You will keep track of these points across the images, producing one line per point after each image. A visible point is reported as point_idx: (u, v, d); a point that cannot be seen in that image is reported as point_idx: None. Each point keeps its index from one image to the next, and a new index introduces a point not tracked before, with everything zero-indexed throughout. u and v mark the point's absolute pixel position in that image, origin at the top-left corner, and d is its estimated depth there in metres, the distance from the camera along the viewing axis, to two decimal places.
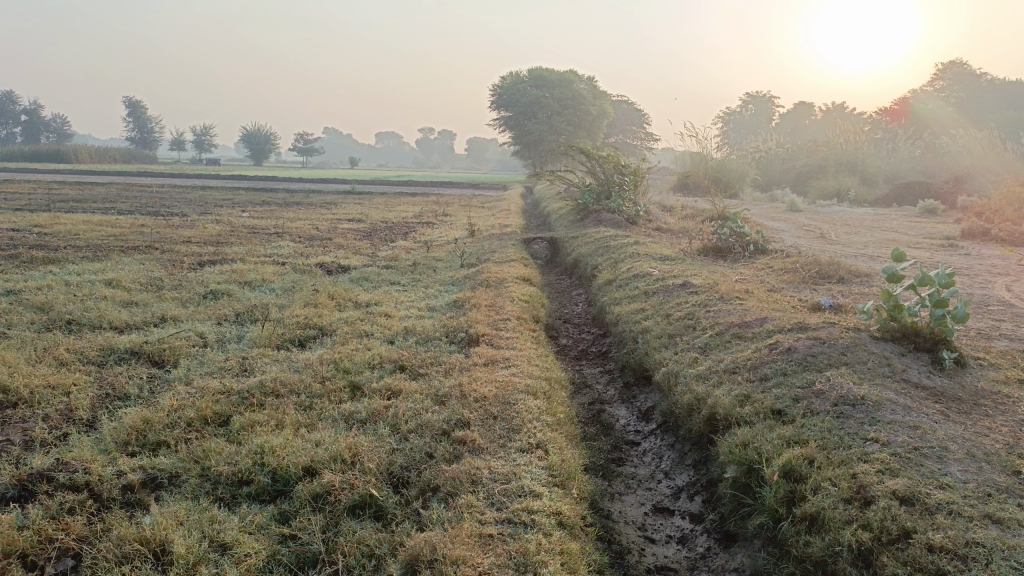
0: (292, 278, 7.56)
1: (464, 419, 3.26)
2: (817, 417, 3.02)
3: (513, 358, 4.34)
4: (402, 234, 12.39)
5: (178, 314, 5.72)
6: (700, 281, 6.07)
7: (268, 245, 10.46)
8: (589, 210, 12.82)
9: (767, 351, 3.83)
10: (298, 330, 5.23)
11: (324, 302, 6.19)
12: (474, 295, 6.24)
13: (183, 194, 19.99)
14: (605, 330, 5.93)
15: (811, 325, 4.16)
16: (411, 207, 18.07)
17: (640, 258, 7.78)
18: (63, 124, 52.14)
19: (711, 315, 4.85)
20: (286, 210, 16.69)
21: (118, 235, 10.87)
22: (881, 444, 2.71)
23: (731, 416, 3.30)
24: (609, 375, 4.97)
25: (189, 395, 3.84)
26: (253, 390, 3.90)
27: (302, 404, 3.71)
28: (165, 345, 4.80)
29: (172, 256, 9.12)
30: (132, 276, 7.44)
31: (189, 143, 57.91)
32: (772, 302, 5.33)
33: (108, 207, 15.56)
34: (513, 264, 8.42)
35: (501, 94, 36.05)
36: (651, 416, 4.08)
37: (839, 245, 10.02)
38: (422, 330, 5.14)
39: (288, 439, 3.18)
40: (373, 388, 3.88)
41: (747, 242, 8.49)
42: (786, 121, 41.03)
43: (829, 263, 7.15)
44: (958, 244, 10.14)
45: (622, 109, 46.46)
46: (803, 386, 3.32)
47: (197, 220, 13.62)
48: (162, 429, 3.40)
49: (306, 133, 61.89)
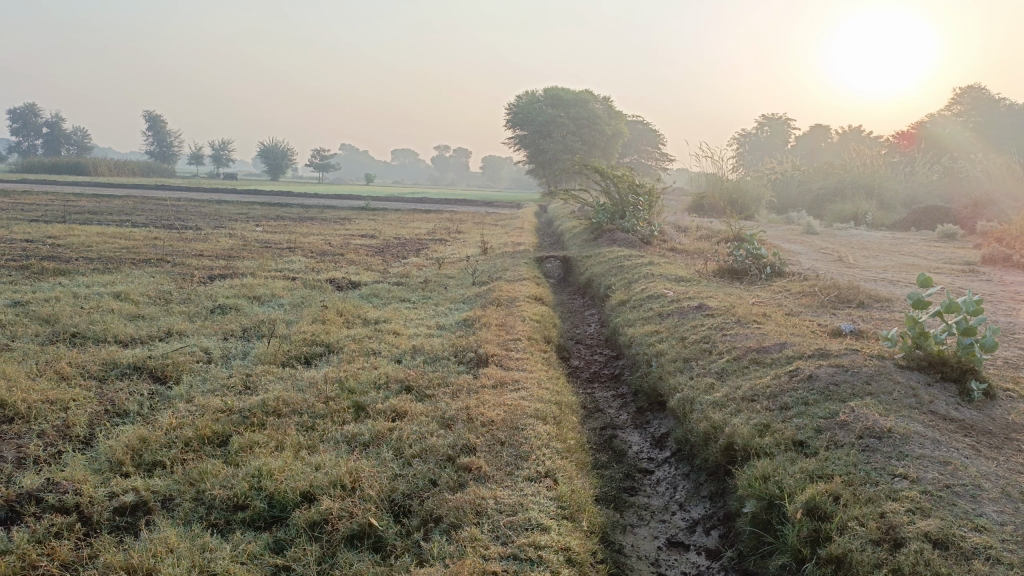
0: (301, 293, 7.48)
1: (471, 444, 3.13)
2: (841, 450, 2.86)
3: (522, 380, 4.22)
4: (414, 251, 12.33)
5: (184, 329, 5.63)
6: (716, 303, 5.94)
7: (280, 259, 10.42)
8: (603, 229, 12.72)
9: (786, 378, 3.68)
10: (304, 347, 5.13)
11: (333, 318, 6.09)
12: (485, 314, 6.13)
13: (198, 208, 20.05)
14: (618, 352, 5.79)
15: (833, 351, 4.01)
16: (424, 224, 18.06)
17: (655, 278, 7.65)
18: (84, 137, 52.80)
19: (727, 339, 4.71)
20: (299, 224, 16.69)
21: (130, 247, 10.86)
22: (911, 481, 2.56)
23: (750, 446, 3.15)
24: (621, 399, 4.83)
25: (189, 414, 3.73)
26: (254, 409, 3.79)
27: (305, 424, 3.60)
28: (168, 360, 4.71)
29: (183, 269, 9.08)
30: (141, 289, 7.38)
31: (207, 157, 58.45)
32: (791, 326, 5.19)
33: (124, 219, 15.63)
34: (525, 283, 8.31)
35: (516, 113, 36.14)
36: (665, 443, 3.94)
37: (857, 269, 9.85)
38: (431, 349, 5.02)
39: (287, 462, 3.07)
40: (377, 410, 3.76)
41: (763, 264, 8.35)
42: (802, 143, 40.89)
43: (847, 287, 7.00)
44: (979, 270, 9.94)
45: (637, 129, 46.48)
46: (826, 416, 3.17)
47: (210, 233, 13.62)
48: (158, 448, 3.29)
49: (323, 149, 62.31)
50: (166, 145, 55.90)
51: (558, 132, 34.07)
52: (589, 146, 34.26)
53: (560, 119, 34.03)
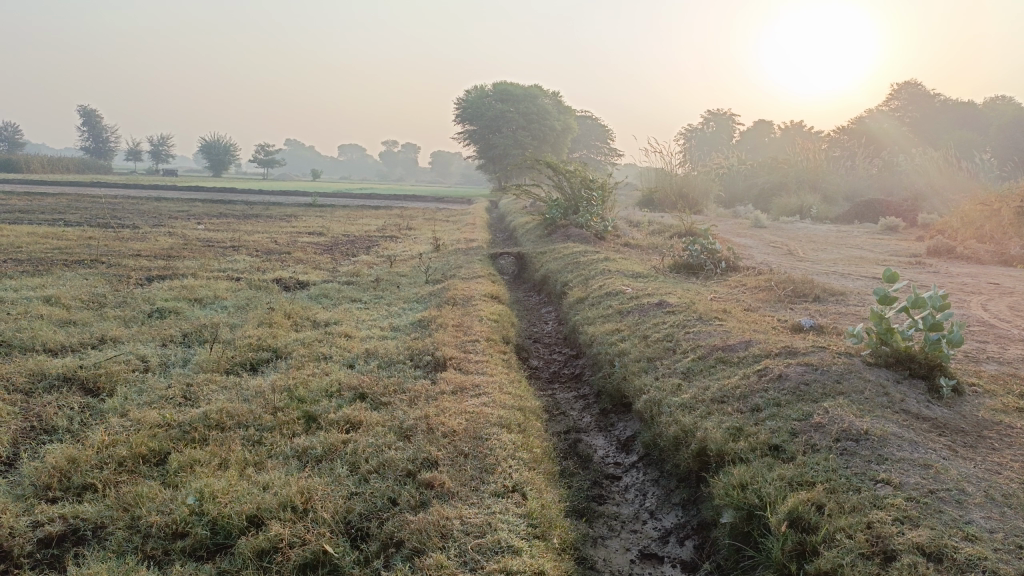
0: (246, 295, 7.17)
1: (432, 458, 2.93)
2: (819, 454, 2.76)
3: (483, 385, 4.03)
4: (364, 249, 12.02)
5: (119, 335, 5.30)
6: (676, 300, 5.84)
7: (223, 259, 10.03)
8: (557, 225, 12.60)
9: (755, 378, 3.57)
10: (250, 353, 4.86)
11: (280, 320, 5.82)
12: (440, 314, 5.92)
13: (136, 206, 19.30)
14: (578, 351, 5.65)
15: (800, 349, 3.92)
16: (373, 221, 17.73)
17: (612, 274, 7.54)
18: (16, 133, 50.69)
19: (691, 338, 4.60)
20: (243, 223, 16.18)
21: (63, 248, 10.32)
22: (894, 488, 2.46)
23: (724, 451, 3.02)
24: (584, 401, 4.68)
25: (124, 430, 3.45)
26: (195, 423, 3.52)
27: (251, 438, 3.35)
28: (101, 370, 4.39)
29: (119, 270, 8.64)
30: (73, 292, 6.98)
31: (147, 153, 56.66)
32: (752, 322, 5.11)
33: (57, 218, 14.91)
34: (480, 281, 8.12)
35: (465, 108, 35.88)
36: (632, 447, 3.80)
37: (808, 262, 9.92)
38: (385, 353, 4.80)
39: (231, 482, 2.83)
40: (330, 420, 3.54)
41: (718, 259, 8.32)
42: (747, 138, 41.55)
43: (803, 281, 6.98)
44: (925, 262, 10.10)
45: (586, 125, 46.60)
46: (800, 419, 3.06)
47: (149, 232, 13.07)
48: (88, 469, 3.01)
49: (267, 146, 60.97)
50: (102, 141, 53.94)
51: (507, 127, 33.94)
52: (539, 142, 34.19)
53: (509, 115, 33.91)
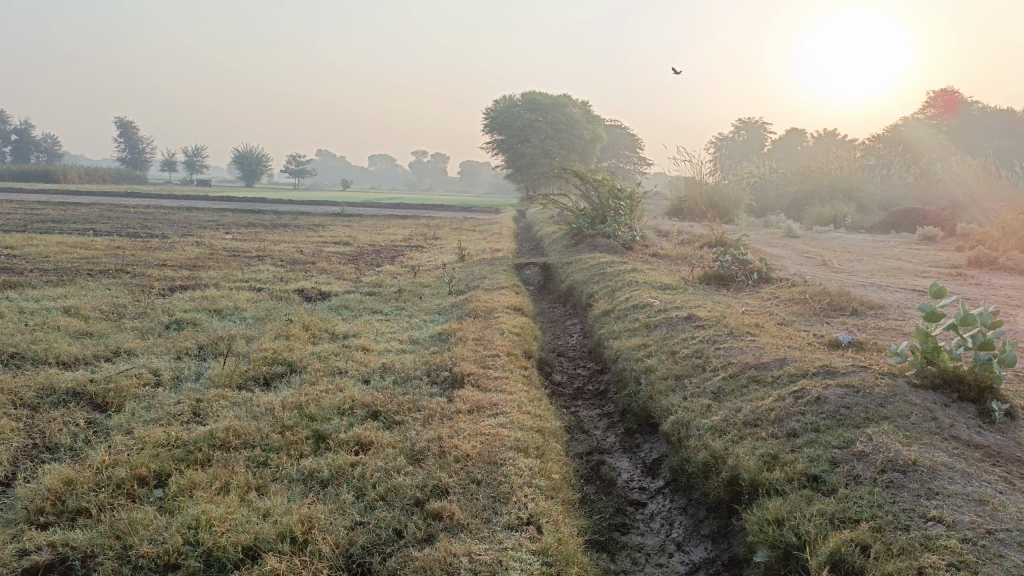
0: (266, 306, 7.07)
1: (442, 485, 2.75)
2: (862, 487, 2.53)
3: (501, 403, 3.84)
4: (389, 259, 11.91)
5: (134, 347, 5.21)
6: (706, 313, 5.61)
7: (247, 269, 9.98)
8: (584, 235, 12.38)
9: (791, 400, 3.33)
10: (263, 367, 4.73)
11: (297, 333, 5.69)
12: (460, 327, 5.75)
13: (167, 215, 19.50)
14: (603, 366, 5.44)
15: (840, 368, 3.67)
16: (400, 230, 17.66)
17: (638, 286, 7.31)
18: (55, 144, 51.78)
19: (722, 354, 4.37)
20: (270, 232, 16.20)
21: (90, 258, 10.36)
22: (947, 527, 2.22)
23: (758, 481, 2.80)
24: (608, 420, 4.48)
25: (126, 449, 3.31)
26: (200, 442, 3.38)
27: (256, 459, 3.20)
28: (111, 384, 4.28)
29: (143, 280, 8.61)
30: (94, 302, 6.94)
31: (181, 164, 57.55)
32: (786, 338, 4.87)
33: (88, 228, 15.05)
34: (503, 292, 7.95)
35: (494, 118, 35.85)
36: (658, 471, 3.59)
37: (844, 273, 9.59)
38: (401, 368, 4.63)
39: (231, 509, 2.67)
40: (339, 441, 3.37)
41: (750, 270, 8.06)
42: (779, 147, 41.01)
43: (838, 294, 6.69)
44: (966, 274, 9.71)
45: (614, 134, 46.34)
46: (840, 446, 2.83)
47: (176, 242, 13.12)
48: (84, 492, 2.87)
49: (298, 156, 61.56)
50: (138, 151, 54.85)
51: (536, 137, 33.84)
52: (567, 151, 34.03)
53: (538, 124, 33.81)
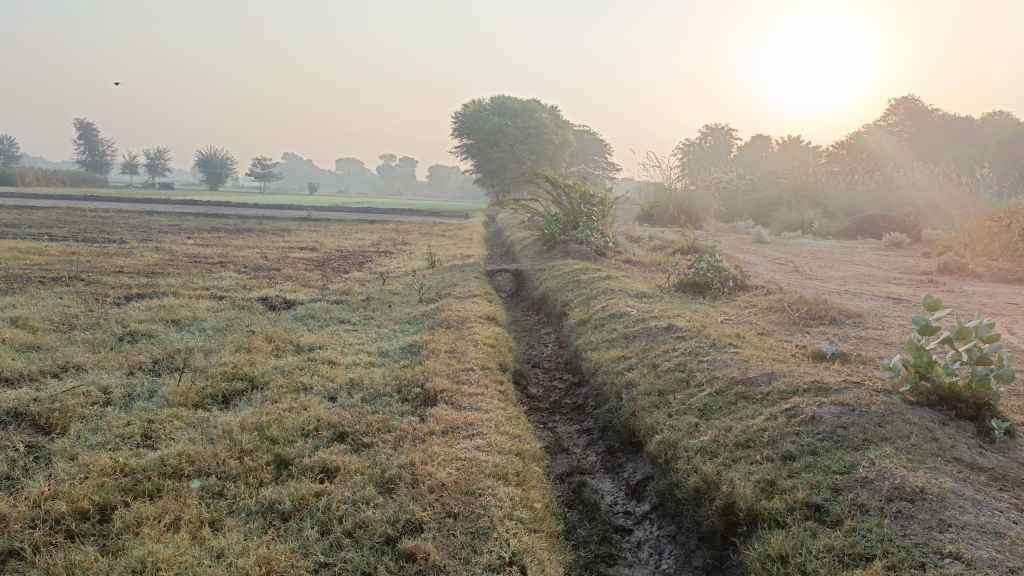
0: (227, 315, 6.76)
1: (416, 520, 2.52)
2: (869, 520, 2.36)
3: (477, 423, 3.61)
4: (357, 265, 11.63)
5: (84, 362, 4.88)
6: (686, 324, 5.43)
7: (209, 276, 9.63)
8: (556, 241, 12.21)
9: (784, 420, 3.15)
10: (223, 384, 4.45)
11: (260, 345, 5.40)
12: (432, 338, 5.51)
13: (127, 220, 18.91)
14: (581, 379, 5.24)
15: (832, 384, 3.49)
16: (368, 235, 17.34)
17: (614, 294, 7.14)
18: (12, 146, 50.33)
19: (706, 368, 4.19)
20: (234, 237, 15.77)
21: (43, 264, 9.93)
22: (966, 566, 2.04)
23: (756, 511, 2.61)
24: (588, 437, 4.29)
25: (68, 478, 3.02)
26: (151, 470, 3.10)
27: (213, 489, 2.94)
28: (55, 404, 3.96)
29: (98, 289, 8.22)
30: (45, 312, 6.57)
31: (144, 167, 56.48)
32: (770, 350, 4.71)
33: (43, 232, 14.50)
34: (476, 300, 7.74)
35: (463, 122, 35.64)
36: (643, 494, 3.40)
37: (818, 280, 9.53)
38: (370, 384, 4.37)
39: (181, 549, 2.41)
40: (303, 467, 3.13)
41: (725, 278, 7.94)
42: (745, 152, 41.41)
43: (816, 302, 6.58)
44: (937, 280, 9.71)
45: (583, 139, 46.39)
46: (842, 471, 2.66)
47: (135, 248, 12.66)
48: (17, 530, 2.58)
49: (264, 159, 60.70)
50: (98, 153, 53.61)
51: (505, 142, 33.73)
52: (536, 156, 33.94)
53: (508, 129, 33.68)
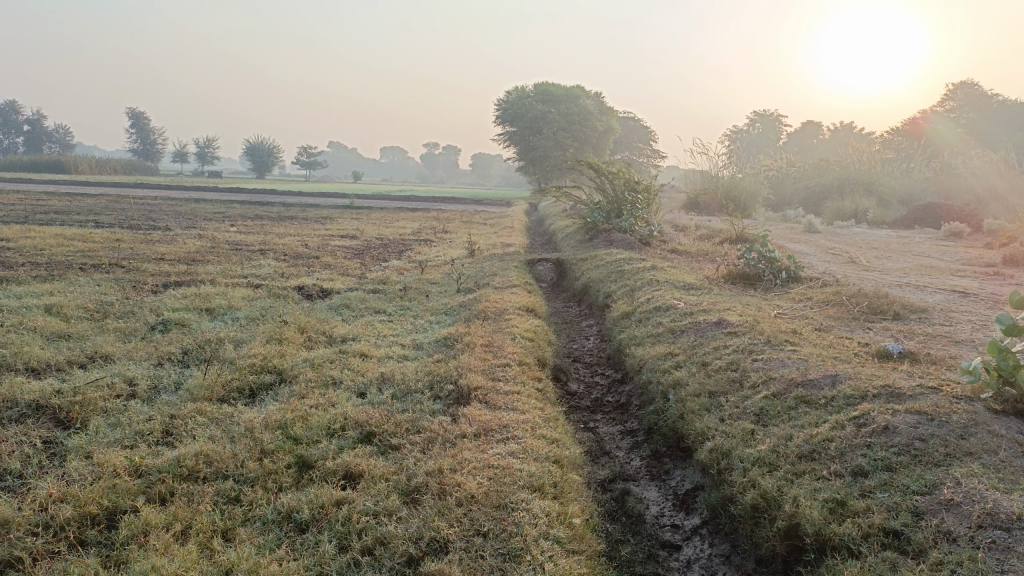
0: (262, 305, 6.63)
1: (441, 538, 2.29)
2: (958, 552, 2.04)
3: (512, 425, 3.37)
4: (397, 253, 11.49)
5: (113, 352, 4.77)
6: (737, 318, 5.10)
7: (248, 264, 9.55)
8: (599, 229, 11.89)
9: (854, 430, 2.83)
10: (250, 377, 4.28)
11: (291, 336, 5.24)
12: (468, 330, 5.28)
13: (173, 207, 19.13)
14: (624, 376, 4.95)
15: (905, 389, 3.14)
16: (409, 224, 17.21)
17: (660, 286, 6.82)
18: (67, 134, 51.56)
19: (761, 367, 3.87)
20: (276, 224, 15.79)
21: (87, 251, 9.97)
22: None
23: (825, 536, 2.32)
24: (632, 439, 4.02)
25: (79, 480, 2.86)
26: (166, 471, 2.93)
27: (230, 494, 2.75)
28: (77, 397, 3.83)
29: (136, 276, 8.18)
30: (81, 299, 6.51)
31: (193, 154, 57.49)
32: (831, 349, 4.36)
33: (90, 219, 14.69)
34: (515, 290, 7.50)
35: (506, 109, 35.33)
36: (693, 506, 3.12)
37: (875, 272, 9.06)
38: (401, 380, 4.15)
39: (189, 562, 2.22)
40: (326, 470, 2.92)
41: (777, 269, 7.54)
42: (794, 140, 40.38)
43: (876, 295, 6.18)
44: (1004, 272, 9.15)
45: (628, 126, 45.74)
46: (922, 492, 2.35)
47: (178, 235, 12.72)
48: (18, 536, 2.41)
49: (310, 147, 61.27)
50: (149, 142, 54.67)
51: (548, 129, 33.35)
52: (579, 144, 33.54)
53: (551, 116, 33.27)
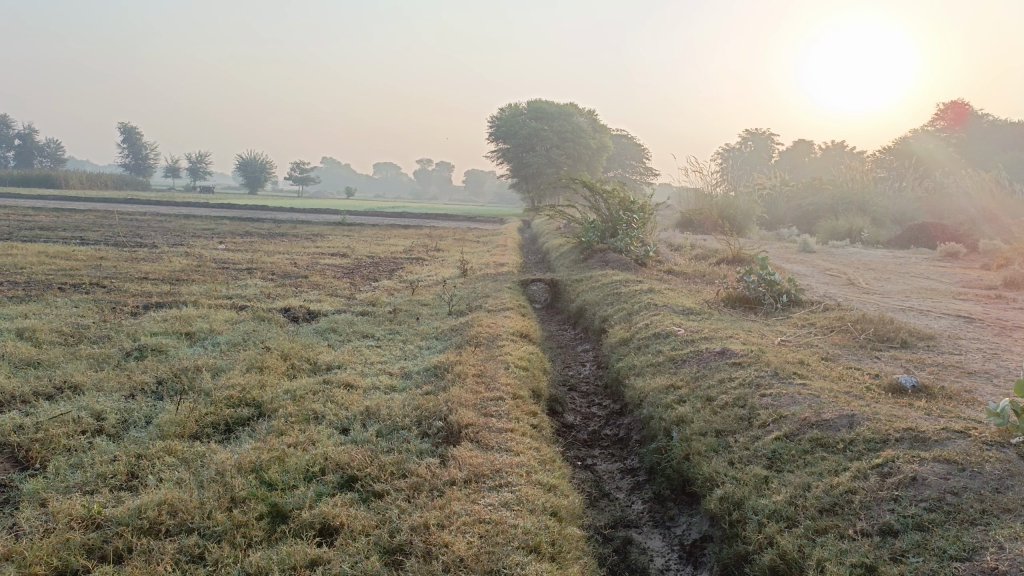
0: (245, 328, 6.37)
1: None
2: None
3: (505, 469, 3.12)
4: (387, 272, 11.23)
5: (83, 381, 4.50)
6: (740, 346, 4.87)
7: (234, 283, 9.29)
8: (594, 249, 11.69)
9: (877, 480, 2.61)
10: (227, 411, 4.02)
11: (273, 364, 4.99)
12: (459, 358, 5.02)
13: (162, 223, 18.82)
14: (623, 407, 4.71)
15: (929, 434, 2.90)
16: (401, 241, 16.92)
17: (658, 310, 6.59)
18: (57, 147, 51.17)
19: (770, 404, 3.63)
20: (265, 242, 15.53)
21: (68, 269, 9.69)
22: None
23: None
24: (632, 479, 3.78)
25: (29, 532, 2.59)
26: (126, 522, 2.66)
27: (195, 553, 2.48)
28: (39, 433, 3.56)
29: (117, 297, 7.90)
30: (56, 323, 6.23)
31: (185, 169, 57.14)
32: (842, 383, 4.11)
33: (75, 236, 14.40)
34: (508, 313, 7.27)
35: (499, 126, 35.22)
36: (701, 561, 2.89)
37: (875, 295, 8.88)
38: (387, 415, 3.89)
39: None
40: (301, 522, 2.67)
41: (778, 292, 7.32)
42: (787, 158, 40.43)
43: (881, 321, 5.95)
44: (1005, 295, 8.97)
45: (621, 144, 45.75)
46: (960, 556, 2.12)
47: (164, 252, 12.44)
48: None
49: (303, 163, 61.05)
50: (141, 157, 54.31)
51: (542, 146, 33.22)
52: (573, 162, 33.45)
53: (544, 133, 33.17)
